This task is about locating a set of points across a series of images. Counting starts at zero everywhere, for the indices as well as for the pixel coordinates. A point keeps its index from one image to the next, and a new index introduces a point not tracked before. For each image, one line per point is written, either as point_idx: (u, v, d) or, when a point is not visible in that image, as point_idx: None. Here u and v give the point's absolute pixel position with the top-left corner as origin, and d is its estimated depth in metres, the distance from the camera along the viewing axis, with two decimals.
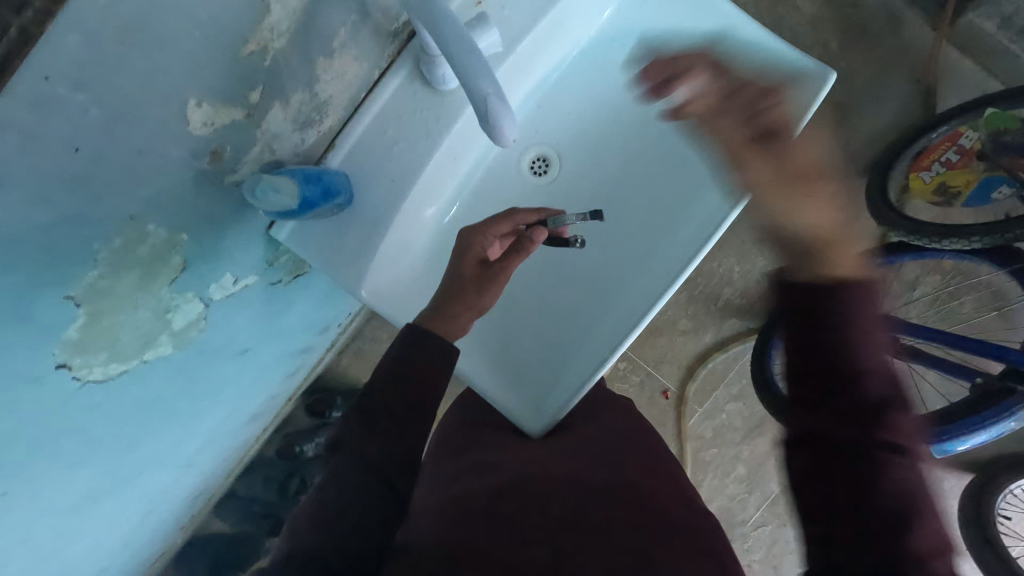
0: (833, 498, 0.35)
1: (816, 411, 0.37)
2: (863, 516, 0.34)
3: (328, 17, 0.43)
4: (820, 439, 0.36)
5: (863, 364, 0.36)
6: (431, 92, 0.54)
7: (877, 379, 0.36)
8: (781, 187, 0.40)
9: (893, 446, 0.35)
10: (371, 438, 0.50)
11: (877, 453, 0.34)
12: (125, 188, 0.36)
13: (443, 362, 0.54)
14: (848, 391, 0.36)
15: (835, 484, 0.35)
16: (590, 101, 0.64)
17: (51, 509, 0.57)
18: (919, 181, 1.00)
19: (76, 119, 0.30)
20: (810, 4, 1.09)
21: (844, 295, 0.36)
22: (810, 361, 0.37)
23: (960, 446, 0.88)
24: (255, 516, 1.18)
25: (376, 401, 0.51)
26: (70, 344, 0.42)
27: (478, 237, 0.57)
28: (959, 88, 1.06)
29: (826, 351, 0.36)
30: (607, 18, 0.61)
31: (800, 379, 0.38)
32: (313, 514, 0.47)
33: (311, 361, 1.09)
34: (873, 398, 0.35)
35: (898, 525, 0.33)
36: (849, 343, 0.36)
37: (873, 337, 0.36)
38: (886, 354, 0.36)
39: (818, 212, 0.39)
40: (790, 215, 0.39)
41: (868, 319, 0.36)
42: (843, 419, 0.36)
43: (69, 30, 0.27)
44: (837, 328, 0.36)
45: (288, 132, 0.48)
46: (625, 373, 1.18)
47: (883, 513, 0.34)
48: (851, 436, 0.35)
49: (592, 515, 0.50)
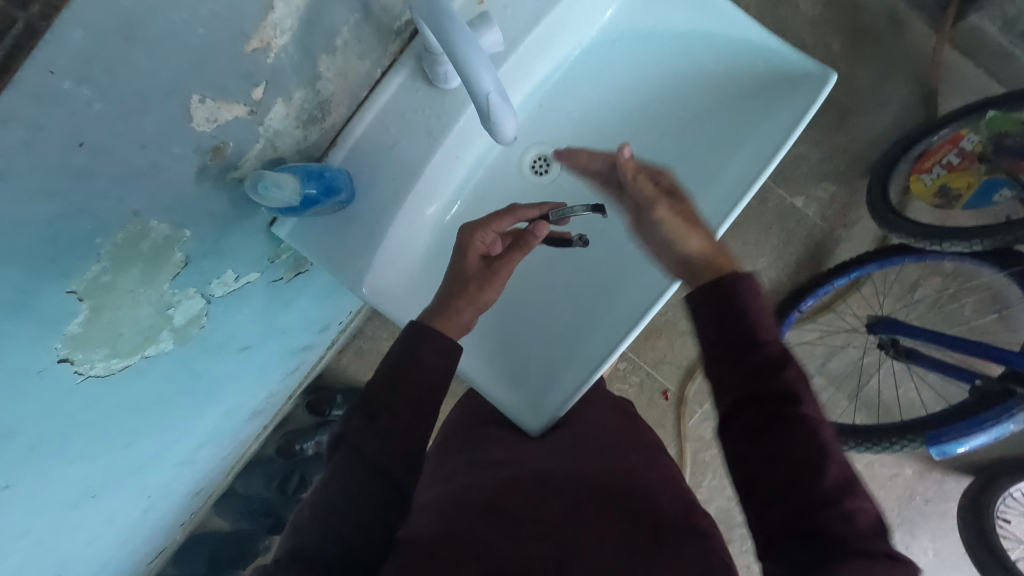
0: (759, 456, 0.43)
1: (732, 387, 0.45)
2: (783, 466, 0.42)
3: (330, 14, 0.43)
4: (741, 415, 0.45)
5: (758, 340, 0.45)
6: (433, 91, 0.54)
7: (770, 350, 0.44)
8: (670, 221, 0.54)
9: (791, 405, 0.43)
10: (374, 436, 0.50)
11: (784, 413, 0.43)
12: (127, 182, 0.36)
13: (445, 360, 0.53)
14: (749, 368, 0.44)
15: (757, 445, 0.43)
16: (591, 101, 0.64)
17: (51, 504, 0.57)
18: (920, 184, 1.00)
19: (81, 114, 0.31)
20: (812, 5, 1.09)
21: (737, 288, 0.46)
22: (721, 347, 0.46)
23: (960, 449, 0.86)
24: (253, 514, 1.18)
25: (380, 399, 0.51)
26: (71, 339, 0.42)
27: (480, 231, 0.57)
28: (960, 91, 1.07)
29: (729, 337, 0.45)
30: (609, 17, 0.61)
31: (716, 363, 0.46)
32: (318, 511, 0.48)
33: (311, 359, 1.09)
34: (767, 366, 0.44)
35: (809, 468, 0.41)
36: (745, 325, 0.45)
37: (762, 316, 0.45)
38: (774, 328, 0.45)
39: (693, 234, 0.53)
40: (679, 241, 0.53)
41: (756, 303, 0.46)
42: (751, 390, 0.44)
43: (75, 25, 0.27)
44: (736, 316, 0.45)
45: (290, 129, 0.48)
46: (625, 373, 1.18)
47: (798, 460, 0.42)
48: (761, 406, 0.44)
49: (589, 513, 0.50)
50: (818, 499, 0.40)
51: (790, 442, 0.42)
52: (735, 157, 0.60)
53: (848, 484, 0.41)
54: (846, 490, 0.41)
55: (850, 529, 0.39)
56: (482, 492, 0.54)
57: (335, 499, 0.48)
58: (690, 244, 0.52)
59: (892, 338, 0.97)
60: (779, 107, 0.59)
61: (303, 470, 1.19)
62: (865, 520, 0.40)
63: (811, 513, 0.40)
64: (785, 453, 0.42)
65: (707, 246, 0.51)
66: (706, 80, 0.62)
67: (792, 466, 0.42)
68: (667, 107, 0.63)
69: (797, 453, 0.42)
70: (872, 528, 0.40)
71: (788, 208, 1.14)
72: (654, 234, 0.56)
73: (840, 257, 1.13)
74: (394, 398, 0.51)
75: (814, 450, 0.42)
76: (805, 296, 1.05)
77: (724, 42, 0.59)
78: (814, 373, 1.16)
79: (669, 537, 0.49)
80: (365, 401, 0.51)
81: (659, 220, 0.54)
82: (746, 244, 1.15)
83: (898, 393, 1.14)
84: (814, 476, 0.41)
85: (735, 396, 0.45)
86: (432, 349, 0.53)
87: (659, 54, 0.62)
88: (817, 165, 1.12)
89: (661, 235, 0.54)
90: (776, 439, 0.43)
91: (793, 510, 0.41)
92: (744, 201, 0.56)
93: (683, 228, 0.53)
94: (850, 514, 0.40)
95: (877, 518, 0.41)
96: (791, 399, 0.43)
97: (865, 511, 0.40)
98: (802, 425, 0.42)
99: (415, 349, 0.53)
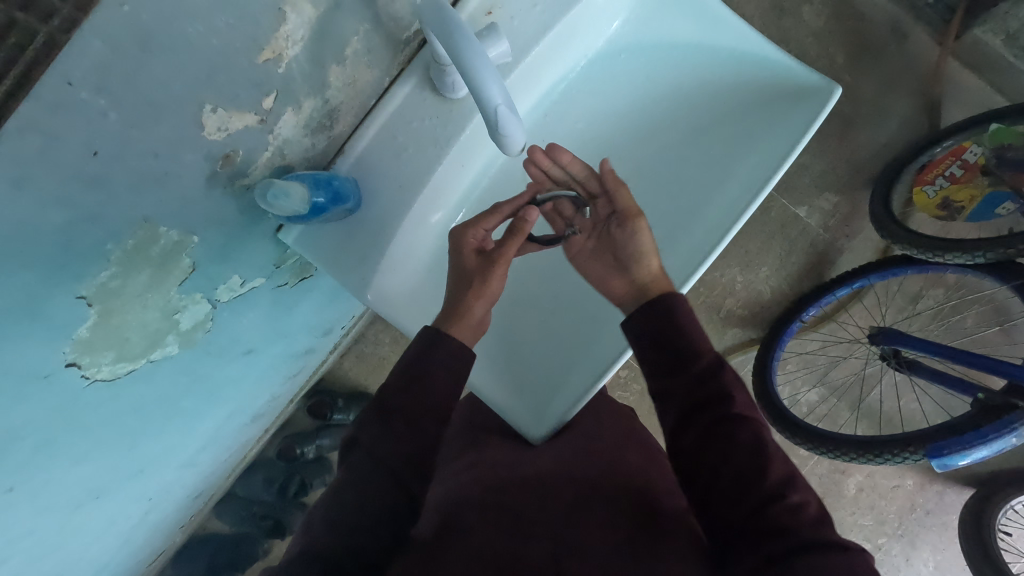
0: (712, 460, 0.49)
1: (678, 397, 0.51)
2: (733, 466, 0.48)
3: (341, 25, 0.43)
4: (694, 420, 0.50)
5: (695, 352, 0.51)
6: (441, 100, 0.55)
7: (706, 356, 0.51)
8: (645, 235, 0.57)
9: (728, 405, 0.50)
10: (387, 439, 0.50)
11: (726, 416, 0.49)
12: (139, 190, 0.37)
13: (457, 362, 0.54)
14: (691, 373, 0.51)
15: (708, 449, 0.49)
16: (595, 111, 0.64)
17: (54, 505, 0.58)
18: (922, 196, 1.00)
19: (96, 122, 0.31)
20: (817, 17, 1.09)
21: (676, 304, 0.53)
22: (664, 362, 0.52)
23: (961, 461, 0.85)
24: (254, 517, 1.18)
25: (394, 402, 0.51)
26: (79, 343, 0.43)
27: (472, 229, 0.57)
28: (962, 103, 1.07)
29: (668, 347, 0.52)
30: (615, 29, 0.62)
31: (662, 377, 0.52)
32: (329, 514, 0.48)
33: (314, 363, 1.10)
34: (701, 369, 0.51)
35: (755, 465, 0.47)
36: (682, 335, 0.52)
37: (696, 330, 0.52)
38: (708, 340, 0.52)
39: (654, 254, 0.57)
40: (640, 259, 0.57)
41: (689, 319, 0.53)
42: (694, 398, 0.50)
43: (92, 37, 0.28)
44: (674, 329, 0.52)
45: (299, 137, 0.48)
46: (626, 381, 1.18)
47: (745, 458, 0.48)
48: (706, 412, 0.50)
49: (593, 518, 0.52)
50: (766, 494, 0.46)
51: (736, 442, 0.48)
52: (739, 169, 0.61)
53: (790, 478, 0.47)
54: (789, 484, 0.46)
55: (798, 519, 0.44)
56: (485, 491, 0.56)
57: (349, 504, 0.48)
58: (650, 263, 0.57)
59: (894, 349, 0.98)
60: (783, 120, 0.59)
61: (303, 473, 1.19)
62: (810, 510, 0.45)
63: (763, 507, 0.45)
64: (732, 454, 0.48)
65: (658, 272, 0.57)
66: (711, 91, 0.62)
67: (740, 466, 0.47)
68: (672, 118, 0.64)
69: (742, 452, 0.48)
70: (816, 516, 0.45)
71: (791, 218, 1.14)
72: (621, 245, 0.58)
73: (841, 268, 1.14)
74: (408, 402, 0.51)
75: (756, 448, 0.48)
76: (807, 306, 1.06)
77: (729, 55, 0.60)
78: (815, 383, 1.16)
79: (668, 541, 0.51)
80: (379, 405, 0.52)
81: (635, 229, 0.57)
82: (748, 254, 1.16)
83: (898, 403, 1.14)
84: (759, 472, 0.47)
85: (681, 405, 0.51)
86: (442, 350, 0.53)
87: (664, 66, 0.62)
88: (820, 175, 1.12)
89: (624, 251, 0.58)
90: (725, 440, 0.48)
91: (747, 507, 0.46)
92: (747, 213, 0.57)
93: (651, 246, 0.57)
94: (797, 506, 0.45)
95: (820, 509, 0.46)
96: (728, 401, 0.50)
97: (808, 503, 0.46)
98: (744, 426, 0.49)
99: (430, 354, 0.53)
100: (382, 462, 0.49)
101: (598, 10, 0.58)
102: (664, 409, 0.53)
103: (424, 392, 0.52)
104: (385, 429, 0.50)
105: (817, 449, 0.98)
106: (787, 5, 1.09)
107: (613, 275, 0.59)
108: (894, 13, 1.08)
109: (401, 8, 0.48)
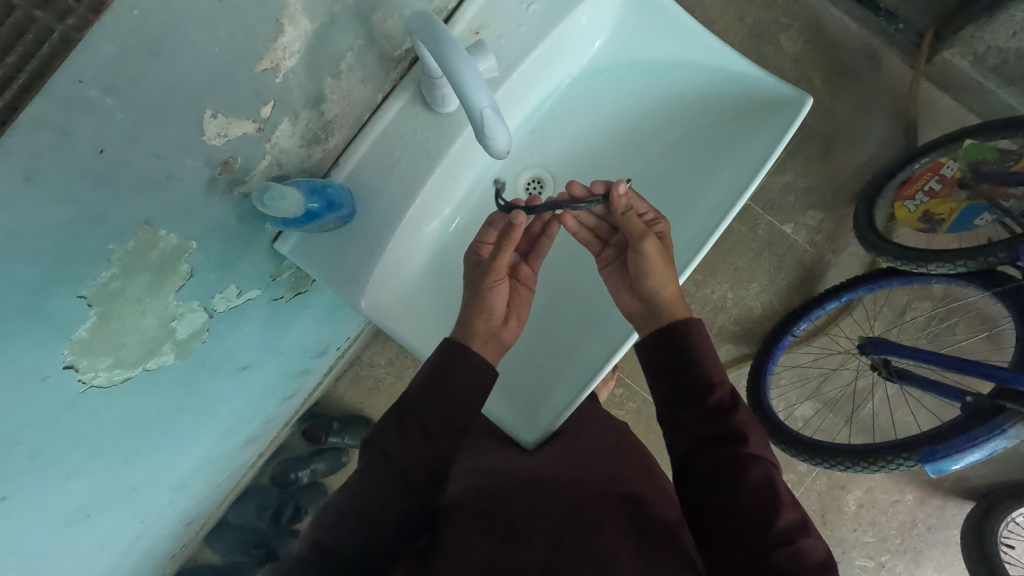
0: (723, 494, 0.49)
1: (688, 429, 0.53)
2: (743, 505, 0.48)
3: (336, 40, 0.46)
4: (703, 449, 0.51)
5: (709, 384, 0.52)
6: (431, 114, 0.57)
7: (722, 390, 0.52)
8: (653, 258, 0.58)
9: (741, 443, 0.50)
10: (406, 444, 0.51)
11: (738, 455, 0.50)
12: (142, 191, 0.39)
13: (484, 381, 0.55)
14: (705, 405, 0.52)
15: (718, 486, 0.49)
16: (579, 127, 0.67)
17: (43, 523, 0.57)
18: (904, 211, 1.03)
19: (104, 121, 0.33)
20: (793, 44, 1.14)
21: (691, 333, 0.54)
22: (674, 392, 0.54)
23: (955, 466, 0.85)
24: (245, 545, 1.15)
25: (410, 410, 0.53)
26: (78, 346, 0.43)
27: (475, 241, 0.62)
28: (934, 119, 1.12)
29: (682, 376, 0.53)
30: (598, 47, 0.65)
31: (673, 407, 0.54)
32: (336, 508, 0.49)
33: (309, 386, 1.11)
34: (710, 403, 0.52)
35: (765, 508, 0.47)
36: (697, 366, 0.53)
37: (709, 360, 0.54)
38: (722, 372, 0.53)
39: (670, 279, 0.58)
40: (650, 277, 0.58)
41: (705, 349, 0.54)
42: (705, 433, 0.52)
43: (104, 38, 0.30)
44: (690, 359, 0.54)
45: (295, 147, 0.50)
46: (621, 400, 1.20)
47: (755, 499, 0.48)
48: (720, 450, 0.51)
49: (587, 520, 0.52)
50: (773, 538, 0.45)
51: (746, 483, 0.48)
52: (719, 176, 0.63)
53: (800, 524, 0.46)
54: (796, 530, 0.46)
55: (801, 566, 0.44)
56: (479, 500, 0.56)
57: (358, 502, 0.49)
58: (664, 287, 0.58)
59: (884, 359, 0.98)
60: (759, 131, 0.62)
61: (297, 499, 1.19)
62: (815, 557, 0.45)
63: (768, 552, 0.45)
64: (741, 492, 0.48)
65: (674, 293, 0.58)
66: (689, 106, 0.65)
67: (749, 506, 0.47)
68: (652, 133, 0.67)
69: (752, 493, 0.48)
70: (821, 563, 0.45)
71: (778, 234, 1.17)
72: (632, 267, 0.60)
73: (831, 283, 1.16)
74: (431, 415, 0.52)
75: (767, 491, 0.48)
76: (797, 321, 1.06)
77: (708, 72, 0.63)
78: (809, 397, 1.17)
79: (659, 549, 0.50)
80: (399, 411, 0.53)
81: (645, 256, 0.58)
82: (738, 270, 1.18)
83: (892, 416, 1.15)
84: (769, 515, 0.47)
85: (691, 439, 0.52)
86: (462, 366, 0.54)
87: (645, 85, 0.66)
88: (804, 193, 1.16)
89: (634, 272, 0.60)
90: (735, 478, 0.49)
91: (753, 548, 0.46)
92: (728, 220, 0.59)
93: (659, 265, 0.58)
94: (802, 552, 0.45)
95: (827, 557, 0.46)
96: (741, 440, 0.50)
97: (814, 549, 0.45)
98: (755, 465, 0.49)
99: (448, 368, 0.54)
100: (394, 468, 0.50)
101: (581, 31, 0.61)
102: (678, 438, 0.54)
103: (439, 401, 0.53)
104: (404, 432, 0.52)
105: (813, 460, 0.99)
106: (764, 33, 1.15)
107: (625, 295, 0.61)
108: (866, 39, 1.12)
109: (394, 26, 0.51)
